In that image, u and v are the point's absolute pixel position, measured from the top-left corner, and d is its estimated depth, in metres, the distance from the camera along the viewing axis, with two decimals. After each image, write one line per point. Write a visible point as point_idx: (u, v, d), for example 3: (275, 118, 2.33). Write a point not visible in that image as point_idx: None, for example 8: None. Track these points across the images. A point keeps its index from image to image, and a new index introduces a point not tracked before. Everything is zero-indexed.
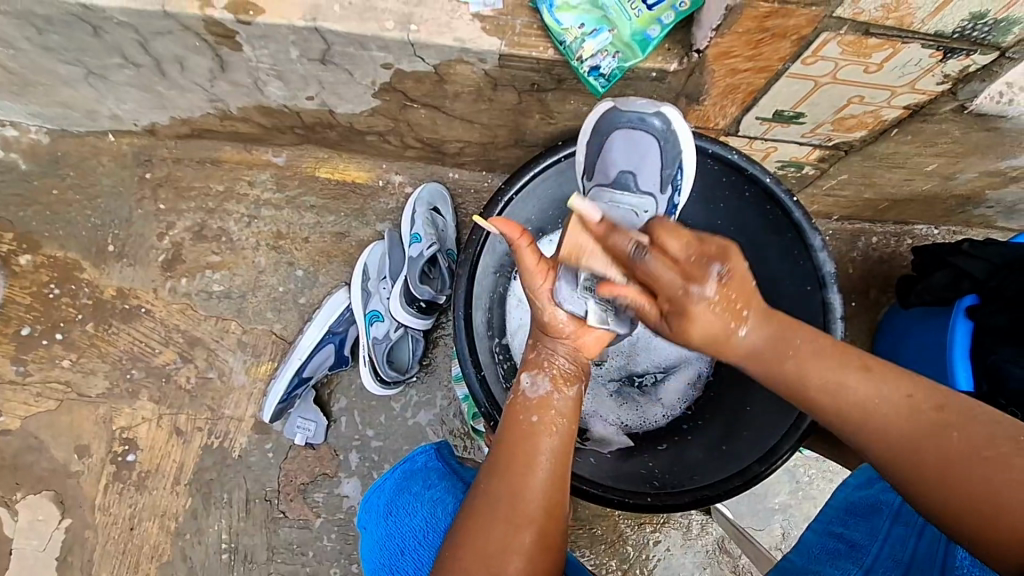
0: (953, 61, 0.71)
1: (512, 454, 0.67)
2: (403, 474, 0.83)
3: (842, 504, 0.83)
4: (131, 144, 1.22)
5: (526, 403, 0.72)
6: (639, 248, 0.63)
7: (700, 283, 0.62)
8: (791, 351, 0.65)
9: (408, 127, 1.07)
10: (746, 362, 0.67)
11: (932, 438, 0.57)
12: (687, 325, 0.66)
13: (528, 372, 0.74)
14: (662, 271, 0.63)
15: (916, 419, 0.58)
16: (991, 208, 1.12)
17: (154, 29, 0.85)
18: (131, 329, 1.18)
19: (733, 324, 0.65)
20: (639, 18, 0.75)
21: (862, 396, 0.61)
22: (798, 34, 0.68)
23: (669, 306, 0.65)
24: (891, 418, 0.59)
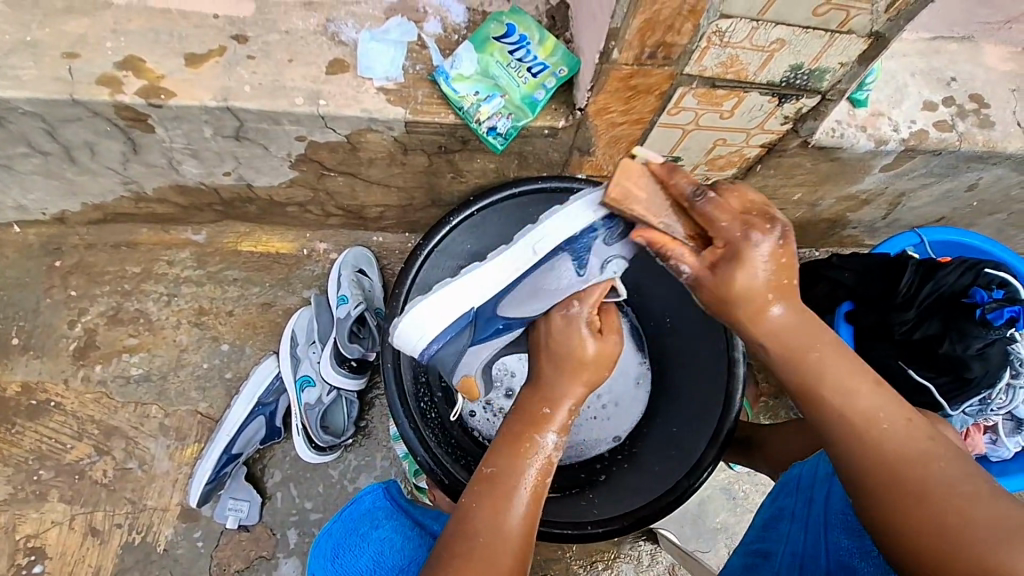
0: (788, 104, 0.84)
1: (491, 509, 0.66)
2: (352, 517, 0.82)
3: (764, 524, 0.85)
4: (38, 234, 1.18)
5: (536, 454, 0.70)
6: (699, 188, 0.62)
7: (759, 232, 0.60)
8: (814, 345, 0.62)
9: (328, 196, 1.11)
10: (768, 344, 0.63)
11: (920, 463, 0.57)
12: (735, 274, 0.60)
13: (557, 431, 0.71)
14: (718, 213, 0.61)
15: (914, 440, 0.59)
16: (856, 228, 1.29)
17: (62, 117, 0.87)
18: (38, 426, 1.10)
19: (768, 300, 0.61)
20: (526, 84, 0.86)
21: (869, 408, 0.60)
22: (658, 89, 0.81)
23: (721, 252, 0.61)
24: (888, 433, 0.59)
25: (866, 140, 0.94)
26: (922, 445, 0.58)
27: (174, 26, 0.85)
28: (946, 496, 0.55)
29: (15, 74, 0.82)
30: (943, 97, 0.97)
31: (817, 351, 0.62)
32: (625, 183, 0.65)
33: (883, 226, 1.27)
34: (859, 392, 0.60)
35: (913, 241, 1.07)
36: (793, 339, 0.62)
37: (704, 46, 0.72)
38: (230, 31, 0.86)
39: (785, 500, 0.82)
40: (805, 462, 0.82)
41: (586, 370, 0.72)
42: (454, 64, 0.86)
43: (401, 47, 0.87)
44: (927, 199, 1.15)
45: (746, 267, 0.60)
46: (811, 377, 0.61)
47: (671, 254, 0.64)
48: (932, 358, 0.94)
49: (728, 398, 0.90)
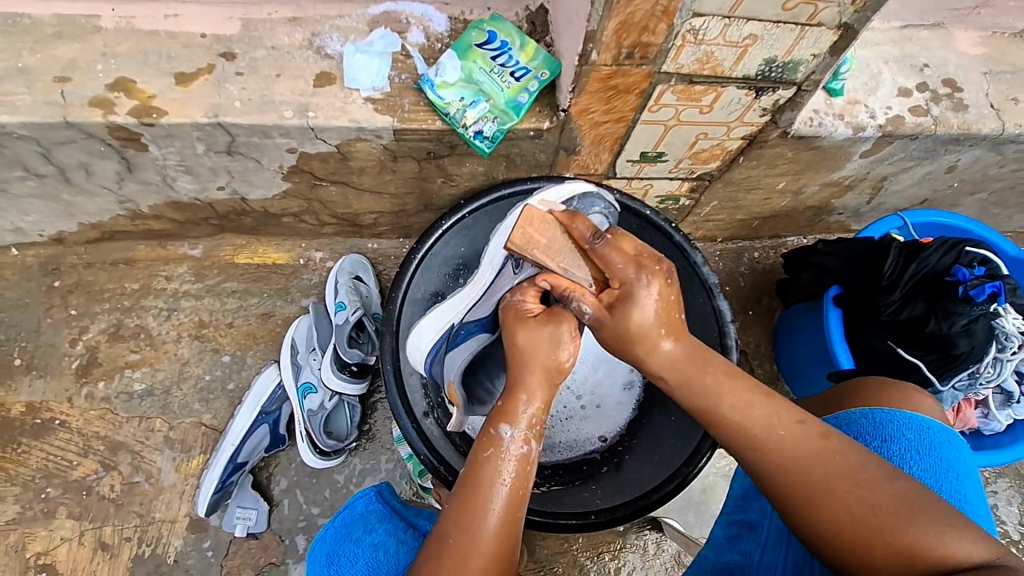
0: (765, 97, 0.86)
1: (466, 507, 0.67)
2: (345, 523, 0.81)
3: (740, 492, 0.84)
4: (37, 256, 1.20)
5: (498, 453, 0.71)
6: (596, 235, 0.78)
7: (648, 281, 0.71)
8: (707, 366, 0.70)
9: (321, 205, 1.13)
10: (669, 376, 0.71)
11: (823, 459, 0.64)
12: (631, 310, 0.71)
13: (511, 424, 0.72)
14: (611, 255, 0.75)
15: (809, 440, 0.65)
16: (842, 214, 1.31)
17: (57, 140, 0.88)
18: (44, 445, 1.11)
19: (661, 335, 0.71)
20: (510, 88, 0.88)
21: (762, 417, 0.67)
22: (637, 88, 0.83)
23: (619, 292, 0.73)
24: (785, 437, 0.65)
25: (844, 128, 0.96)
26: (817, 441, 0.65)
27: (163, 47, 0.87)
28: (845, 485, 0.62)
29: (8, 100, 0.84)
30: (916, 82, 0.99)
31: (710, 376, 0.69)
32: (527, 229, 0.82)
33: (868, 210, 1.30)
34: (753, 405, 0.67)
35: (896, 225, 1.09)
36: (685, 371, 0.70)
37: (679, 45, 0.75)
38: (217, 49, 0.88)
39: None
40: None
41: (533, 373, 0.74)
42: (438, 71, 0.88)
43: (385, 57, 0.89)
44: (908, 183, 1.18)
45: (637, 305, 0.71)
46: (710, 405, 0.68)
47: (575, 293, 0.76)
48: (921, 338, 0.96)
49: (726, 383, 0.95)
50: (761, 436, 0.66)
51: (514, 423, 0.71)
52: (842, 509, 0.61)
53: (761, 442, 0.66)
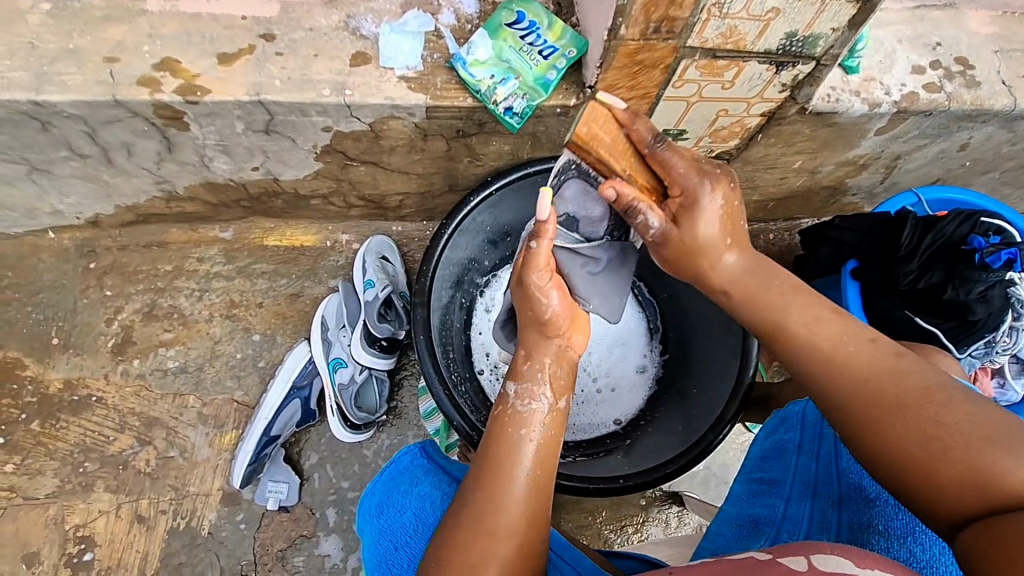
0: (785, 72, 0.89)
1: (495, 460, 0.72)
2: (392, 476, 0.84)
3: (759, 454, 0.89)
4: (73, 239, 1.24)
5: (509, 410, 0.75)
6: (658, 137, 0.73)
7: (711, 185, 0.72)
8: (769, 276, 0.73)
9: (350, 186, 1.17)
10: (731, 291, 0.75)
11: (891, 379, 0.61)
12: (695, 226, 0.73)
13: (516, 382, 0.78)
14: (674, 159, 0.73)
15: (877, 355, 0.63)
16: (856, 195, 1.34)
17: (103, 119, 0.92)
18: (82, 420, 1.14)
19: (725, 248, 0.74)
20: (538, 66, 0.91)
21: (833, 333, 0.66)
22: (663, 63, 0.86)
23: (681, 200, 0.74)
24: (857, 353, 0.64)
25: (861, 104, 0.99)
26: (886, 360, 0.62)
27: (205, 28, 0.91)
28: (912, 412, 0.58)
29: (60, 80, 0.87)
30: (930, 60, 1.02)
31: (775, 289, 0.72)
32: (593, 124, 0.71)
33: (881, 191, 1.33)
34: (822, 321, 0.68)
35: (911, 201, 1.12)
36: (745, 280, 0.74)
37: (704, 19, 0.78)
38: (257, 30, 0.92)
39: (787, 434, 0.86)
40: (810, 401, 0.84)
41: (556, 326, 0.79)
42: (469, 50, 0.91)
43: (418, 38, 0.93)
44: (921, 161, 1.21)
45: (700, 215, 0.73)
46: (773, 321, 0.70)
47: (643, 204, 0.72)
48: (938, 305, 0.98)
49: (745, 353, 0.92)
50: (840, 377, 0.64)
51: (518, 380, 0.77)
52: (907, 452, 0.57)
53: (827, 365, 0.65)
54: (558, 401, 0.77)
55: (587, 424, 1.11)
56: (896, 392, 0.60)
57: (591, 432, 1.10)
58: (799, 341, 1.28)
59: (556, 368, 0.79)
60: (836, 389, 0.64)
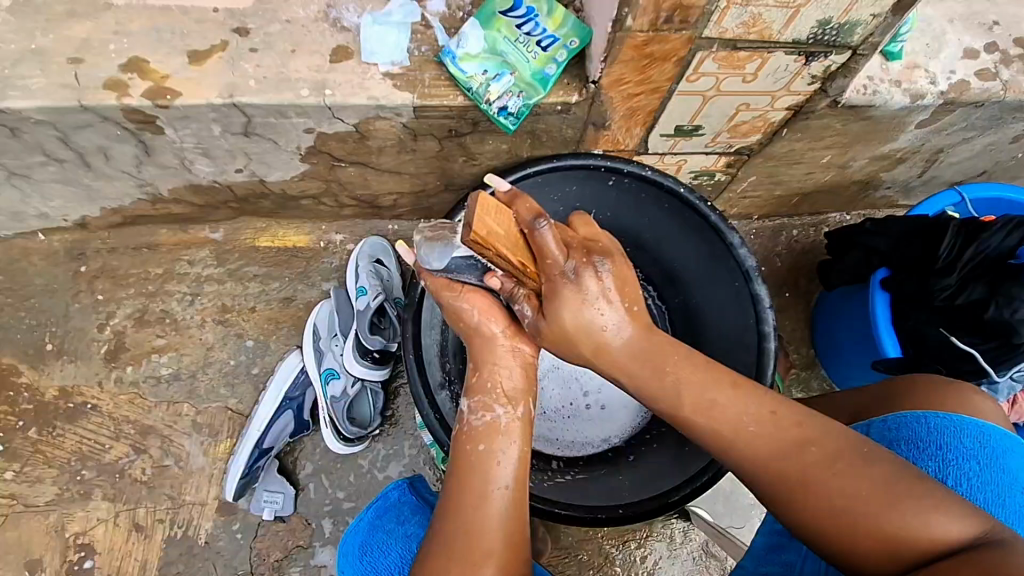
0: (815, 63, 0.79)
1: (459, 485, 0.68)
2: (376, 513, 0.83)
3: None
4: (63, 241, 1.20)
5: (466, 429, 0.73)
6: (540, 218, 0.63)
7: (583, 267, 0.67)
8: (667, 359, 0.69)
9: (340, 186, 1.10)
10: (625, 376, 0.71)
11: (794, 453, 0.62)
12: (559, 310, 0.68)
13: (469, 396, 0.75)
14: (552, 243, 0.65)
15: (782, 431, 0.63)
16: (889, 189, 1.23)
17: (73, 124, 0.86)
18: (77, 428, 1.13)
19: (603, 327, 0.69)
20: (536, 59, 0.82)
21: (733, 416, 0.65)
22: (676, 55, 0.76)
23: (546, 287, 0.68)
24: (758, 433, 0.64)
25: (902, 95, 0.88)
26: (792, 435, 0.63)
27: (175, 23, 0.84)
28: (823, 474, 0.60)
29: (23, 83, 0.81)
30: (985, 43, 0.90)
31: (671, 365, 0.69)
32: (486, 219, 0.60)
33: (918, 185, 1.21)
34: (718, 401, 0.66)
35: (953, 200, 1.01)
36: (640, 365, 0.69)
37: (724, 7, 0.68)
38: (231, 24, 0.84)
39: None
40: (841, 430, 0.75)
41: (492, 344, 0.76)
42: (460, 43, 0.83)
43: (405, 29, 0.85)
44: (966, 155, 1.09)
45: (565, 302, 0.68)
46: (675, 400, 0.67)
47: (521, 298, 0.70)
48: (978, 324, 0.89)
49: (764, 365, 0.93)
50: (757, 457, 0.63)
51: (470, 396, 0.73)
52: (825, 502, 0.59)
53: (737, 453, 0.64)
54: (516, 408, 0.74)
55: (576, 440, 1.04)
56: (811, 468, 0.61)
57: (579, 448, 1.03)
58: (821, 345, 1.20)
59: (514, 374, 0.75)
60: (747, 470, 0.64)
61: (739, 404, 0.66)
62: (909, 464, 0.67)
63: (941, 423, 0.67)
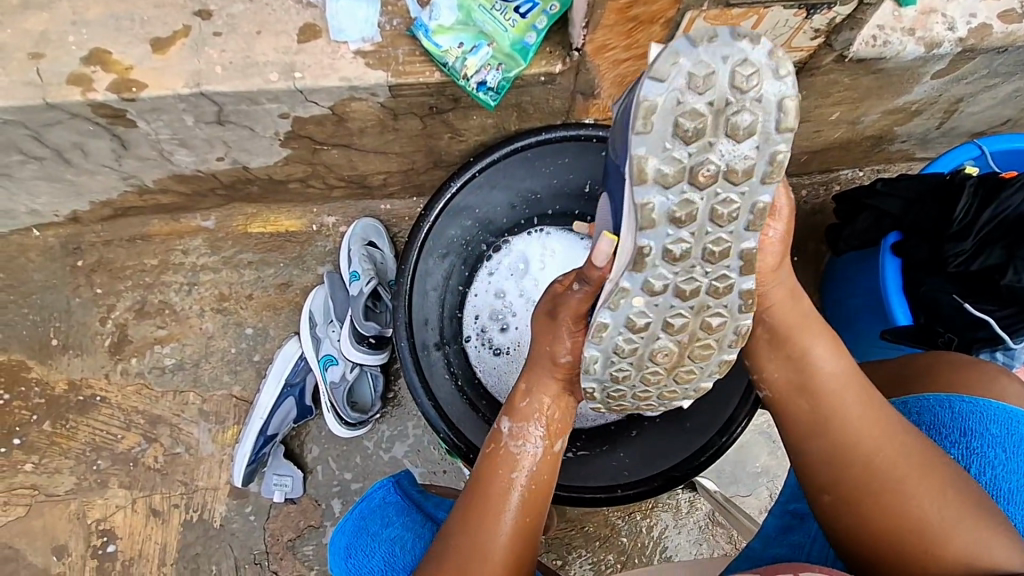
0: (817, 16, 0.72)
1: (486, 497, 0.68)
2: (361, 515, 0.82)
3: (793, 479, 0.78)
4: (57, 236, 1.20)
5: (508, 450, 0.71)
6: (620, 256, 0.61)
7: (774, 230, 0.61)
8: (802, 330, 0.65)
9: (326, 168, 1.07)
10: (767, 333, 0.66)
11: (891, 444, 0.63)
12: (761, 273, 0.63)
13: (511, 419, 0.72)
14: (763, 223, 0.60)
15: (876, 422, 0.64)
16: (905, 142, 1.15)
17: (44, 122, 0.84)
18: (89, 420, 1.16)
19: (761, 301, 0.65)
20: (514, 28, 0.77)
21: (843, 389, 0.64)
22: (663, 17, 0.70)
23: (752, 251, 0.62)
24: (861, 419, 0.64)
25: (915, 45, 0.81)
26: (885, 424, 0.63)
27: (135, 9, 0.80)
28: (911, 468, 0.62)
29: None
30: None
31: (817, 336, 0.65)
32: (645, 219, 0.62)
33: (937, 136, 1.14)
34: (843, 374, 0.65)
35: (972, 154, 0.95)
36: (789, 328, 0.65)
37: None
38: (192, 6, 0.80)
39: None
40: None
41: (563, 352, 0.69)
42: (432, 14, 0.78)
43: (373, 1, 0.79)
44: (988, 103, 1.01)
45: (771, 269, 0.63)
46: (807, 369, 0.65)
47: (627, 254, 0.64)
48: (994, 290, 0.85)
49: None
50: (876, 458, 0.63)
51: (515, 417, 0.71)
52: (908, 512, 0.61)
53: (837, 429, 0.64)
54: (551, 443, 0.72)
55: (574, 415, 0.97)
56: (903, 460, 0.62)
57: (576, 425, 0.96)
58: (829, 312, 1.16)
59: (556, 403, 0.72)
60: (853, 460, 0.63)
61: (848, 385, 0.65)
62: (933, 452, 0.66)
63: (966, 410, 0.65)
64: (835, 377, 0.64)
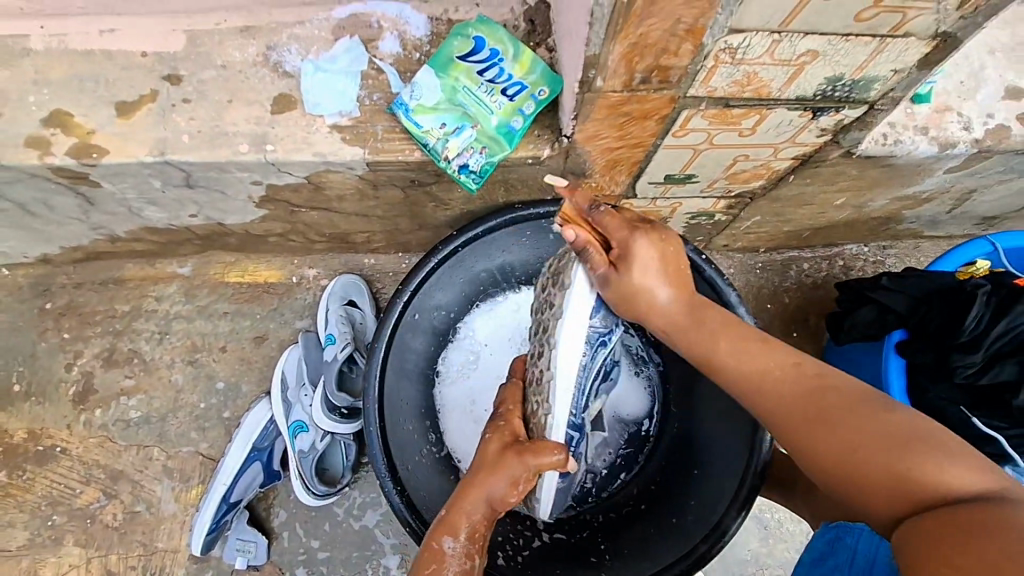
0: (824, 118, 0.67)
1: None
2: None
3: None
4: (28, 276, 1.16)
5: (440, 570, 0.62)
6: (596, 203, 0.64)
7: (645, 236, 0.62)
8: (700, 327, 0.65)
9: (306, 226, 1.03)
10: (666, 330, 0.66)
11: (814, 397, 0.58)
12: (632, 278, 0.63)
13: (452, 537, 0.63)
14: (609, 224, 0.63)
15: (805, 381, 0.60)
16: (914, 223, 1.10)
17: (4, 181, 0.80)
18: (47, 472, 1.11)
19: (659, 288, 0.64)
20: (501, 110, 0.73)
21: (758, 363, 0.62)
22: (659, 113, 0.65)
23: (616, 254, 0.63)
24: (781, 378, 0.61)
25: (928, 144, 0.76)
26: (811, 382, 0.60)
27: (101, 70, 0.75)
28: (845, 412, 0.57)
29: None
30: None
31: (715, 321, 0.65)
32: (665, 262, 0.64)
33: (947, 219, 1.08)
34: (748, 351, 0.62)
35: (985, 250, 0.91)
36: (681, 327, 0.65)
37: (710, 66, 0.57)
38: (161, 70, 0.76)
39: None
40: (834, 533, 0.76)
41: (504, 469, 0.65)
42: (414, 93, 0.73)
43: (354, 77, 0.75)
44: (1003, 194, 0.96)
45: (637, 266, 0.62)
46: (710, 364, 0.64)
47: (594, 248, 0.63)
48: (1002, 406, 0.80)
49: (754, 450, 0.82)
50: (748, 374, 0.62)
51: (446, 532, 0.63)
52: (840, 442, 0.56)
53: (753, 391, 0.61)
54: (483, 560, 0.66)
55: None
56: (833, 405, 0.57)
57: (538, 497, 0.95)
58: None
59: (489, 520, 0.66)
60: (738, 390, 0.63)
61: (767, 357, 0.62)
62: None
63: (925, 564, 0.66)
64: (729, 355, 0.63)
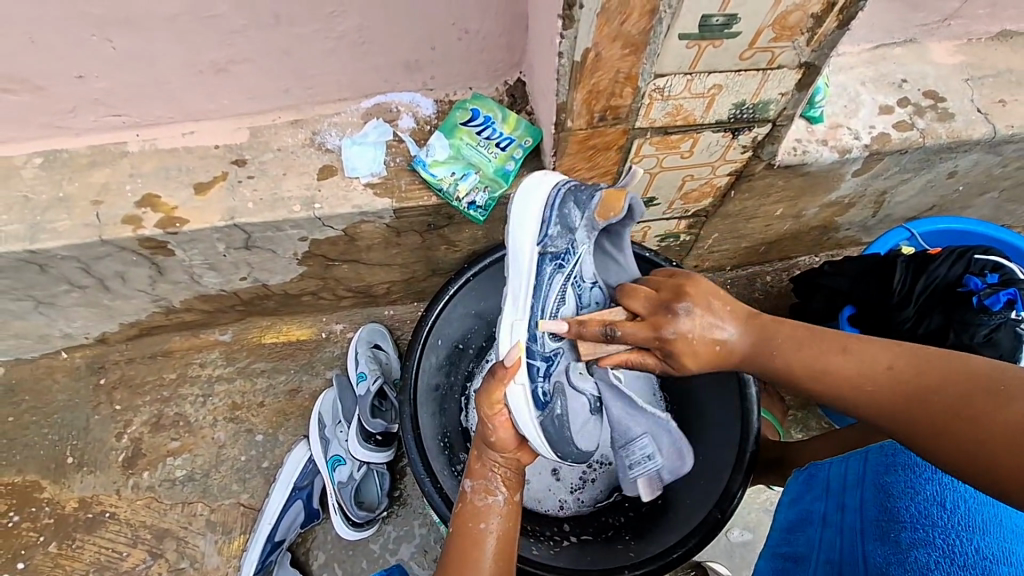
0: (742, 136, 0.89)
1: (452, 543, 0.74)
2: None
3: (784, 525, 0.94)
4: (84, 356, 1.27)
5: (470, 506, 0.76)
6: (608, 328, 0.70)
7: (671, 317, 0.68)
8: (776, 343, 0.67)
9: (336, 281, 1.20)
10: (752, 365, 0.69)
11: (911, 395, 0.60)
12: (684, 358, 0.68)
13: (472, 478, 0.78)
14: (634, 330, 0.69)
15: (900, 384, 0.61)
16: (849, 230, 1.30)
17: (95, 256, 0.97)
18: (96, 539, 1.17)
19: (719, 335, 0.68)
20: (497, 158, 0.94)
21: (850, 371, 0.63)
22: (617, 144, 0.87)
23: (660, 350, 0.68)
24: (874, 388, 0.62)
25: (830, 152, 0.98)
26: (906, 383, 0.60)
27: (182, 162, 0.96)
28: (946, 411, 0.57)
29: (52, 227, 0.93)
30: (897, 99, 1.02)
31: (788, 328, 0.67)
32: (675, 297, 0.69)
33: (875, 223, 1.29)
34: (828, 360, 0.64)
35: (904, 236, 1.12)
36: (757, 353, 0.68)
37: (648, 103, 0.79)
38: (230, 157, 0.97)
39: (813, 504, 0.91)
40: (828, 466, 0.92)
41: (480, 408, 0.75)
42: (429, 152, 0.95)
43: (380, 146, 0.97)
44: (910, 193, 1.17)
45: (687, 351, 0.67)
46: (806, 375, 0.65)
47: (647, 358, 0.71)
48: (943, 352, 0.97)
49: (745, 422, 0.92)
50: (844, 391, 0.63)
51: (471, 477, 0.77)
52: (955, 445, 0.56)
53: (852, 402, 0.63)
54: (513, 495, 0.77)
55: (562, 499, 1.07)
56: (941, 408, 0.57)
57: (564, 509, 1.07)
58: None
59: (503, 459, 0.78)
60: (838, 401, 0.64)
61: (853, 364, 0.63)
62: (909, 487, 0.77)
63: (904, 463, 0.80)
64: (832, 368, 0.64)
